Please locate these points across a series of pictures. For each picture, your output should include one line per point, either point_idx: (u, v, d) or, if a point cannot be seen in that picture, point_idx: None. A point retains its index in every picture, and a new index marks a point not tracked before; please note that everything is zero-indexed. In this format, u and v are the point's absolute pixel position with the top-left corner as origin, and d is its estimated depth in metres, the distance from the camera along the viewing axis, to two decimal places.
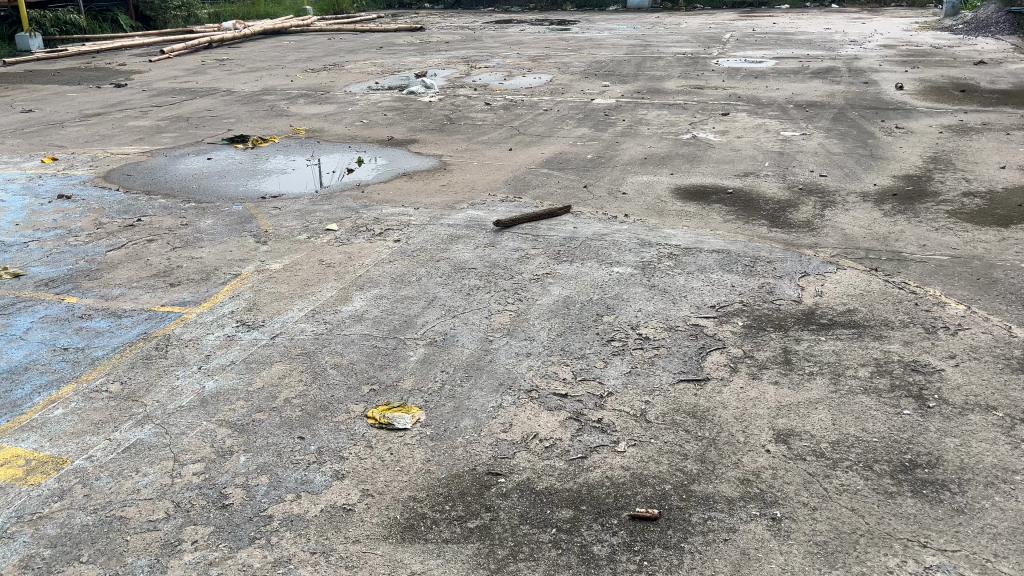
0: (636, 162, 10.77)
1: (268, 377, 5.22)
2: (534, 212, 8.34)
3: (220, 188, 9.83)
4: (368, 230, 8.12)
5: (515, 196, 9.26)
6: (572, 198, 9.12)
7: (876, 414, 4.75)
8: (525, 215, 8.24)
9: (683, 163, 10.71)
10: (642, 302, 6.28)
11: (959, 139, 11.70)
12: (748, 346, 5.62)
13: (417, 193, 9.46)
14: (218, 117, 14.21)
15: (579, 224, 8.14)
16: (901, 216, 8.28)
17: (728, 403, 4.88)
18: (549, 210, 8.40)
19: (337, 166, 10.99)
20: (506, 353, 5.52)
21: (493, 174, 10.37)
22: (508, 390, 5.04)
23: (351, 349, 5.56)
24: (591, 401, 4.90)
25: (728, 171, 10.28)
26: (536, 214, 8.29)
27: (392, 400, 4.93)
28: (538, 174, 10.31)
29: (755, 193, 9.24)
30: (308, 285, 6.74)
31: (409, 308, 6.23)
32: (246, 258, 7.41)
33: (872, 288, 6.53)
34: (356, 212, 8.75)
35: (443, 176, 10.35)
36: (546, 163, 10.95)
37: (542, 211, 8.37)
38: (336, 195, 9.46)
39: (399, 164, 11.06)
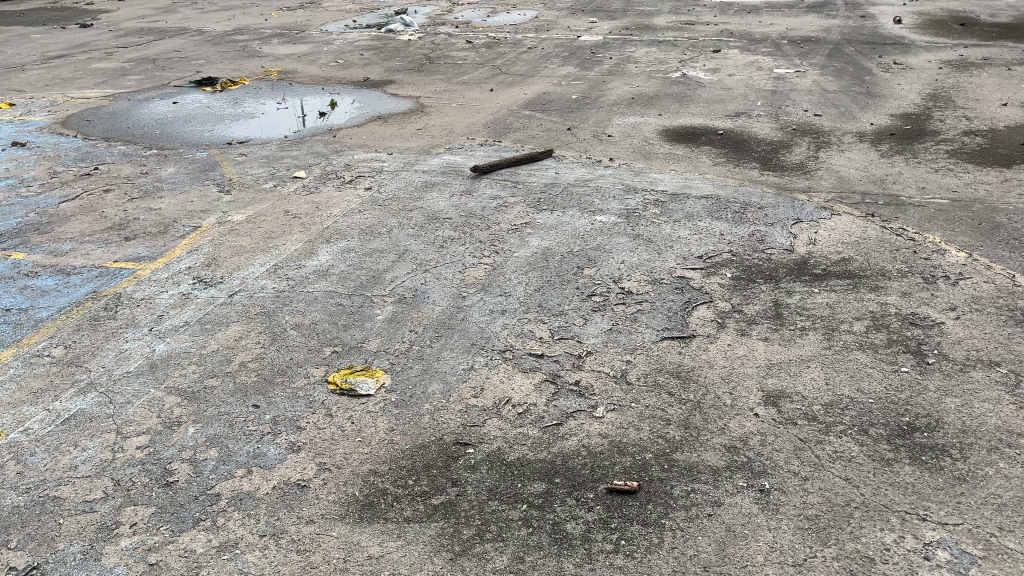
0: (623, 103, 10.30)
1: (224, 339, 4.88)
2: (515, 157, 7.92)
3: (184, 134, 9.33)
4: (338, 178, 7.70)
5: (496, 140, 8.82)
6: (555, 142, 8.69)
7: (872, 373, 4.44)
8: (506, 161, 7.83)
9: (671, 103, 10.25)
10: (626, 254, 5.94)
11: (958, 75, 11.25)
12: (736, 300, 5.30)
13: (392, 137, 9.01)
14: (187, 59, 13.58)
15: (562, 169, 7.74)
16: (898, 158, 7.89)
17: (715, 362, 4.57)
18: (530, 155, 7.99)
19: (309, 110, 10.48)
20: (479, 310, 5.19)
21: (474, 116, 9.90)
22: (481, 350, 4.72)
23: (314, 308, 5.22)
24: (569, 362, 4.58)
25: (718, 111, 9.83)
26: (516, 159, 7.88)
27: (355, 363, 4.60)
28: (520, 116, 9.85)
29: (746, 134, 8.83)
30: (272, 238, 6.36)
31: (379, 261, 5.87)
32: (208, 208, 7.00)
33: (868, 235, 6.18)
34: (327, 158, 8.32)
35: (421, 119, 9.87)
36: (528, 103, 10.46)
37: (523, 156, 7.96)
38: (307, 140, 8.99)
39: (374, 107, 10.56)
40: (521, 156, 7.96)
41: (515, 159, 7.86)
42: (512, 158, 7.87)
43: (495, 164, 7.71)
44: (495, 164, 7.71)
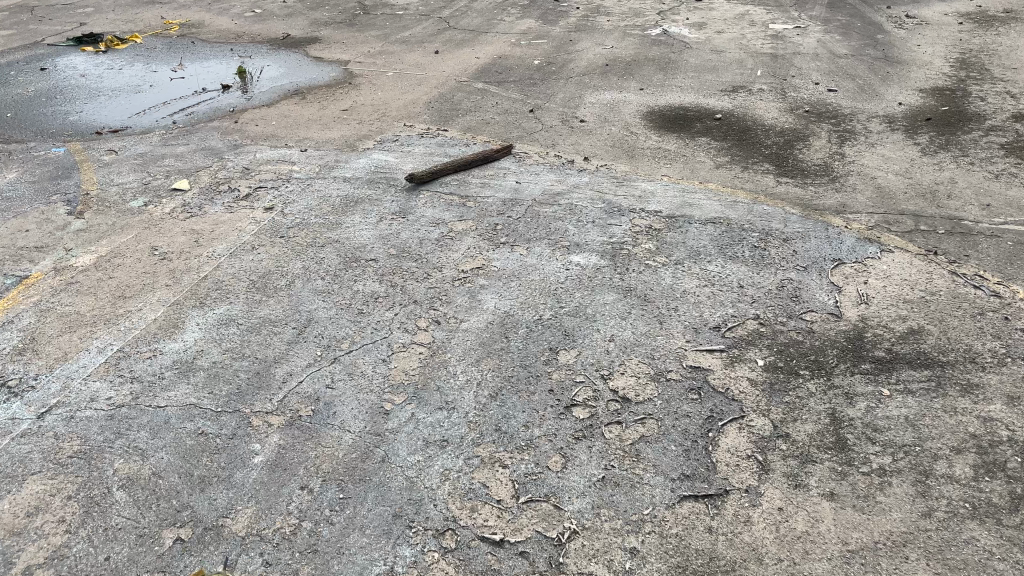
0: (596, 72, 8.51)
1: (10, 513, 3.17)
2: (462, 160, 6.19)
3: (42, 120, 7.35)
4: (231, 191, 5.89)
5: (440, 127, 7.02)
6: (514, 131, 6.93)
7: (1006, 572, 2.89)
8: (451, 165, 6.08)
9: (654, 71, 8.49)
10: (615, 326, 4.30)
11: (985, 33, 9.59)
12: (778, 411, 3.70)
13: (309, 124, 7.16)
14: (72, 8, 11.33)
15: (524, 178, 6.02)
16: (944, 155, 6.29)
17: (765, 551, 2.99)
18: (482, 156, 6.25)
19: (210, 82, 8.50)
20: (409, 441, 3.53)
21: (413, 91, 8.04)
22: (407, 532, 3.08)
23: (162, 441, 3.52)
24: (542, 556, 2.97)
25: (711, 85, 8.10)
26: (465, 163, 6.14)
27: (208, 567, 2.94)
28: (471, 90, 8.01)
29: (750, 119, 7.15)
30: (124, 298, 4.59)
31: (269, 344, 4.16)
32: (45, 245, 5.18)
33: (936, 285, 4.59)
34: (221, 157, 6.47)
35: (347, 93, 7.97)
36: (481, 71, 8.60)
37: (473, 159, 6.23)
38: (199, 129, 7.09)
39: (292, 76, 8.60)
40: (470, 158, 6.22)
41: (463, 164, 6.12)
42: (459, 162, 6.13)
43: (437, 170, 5.96)
44: (436, 170, 5.97)
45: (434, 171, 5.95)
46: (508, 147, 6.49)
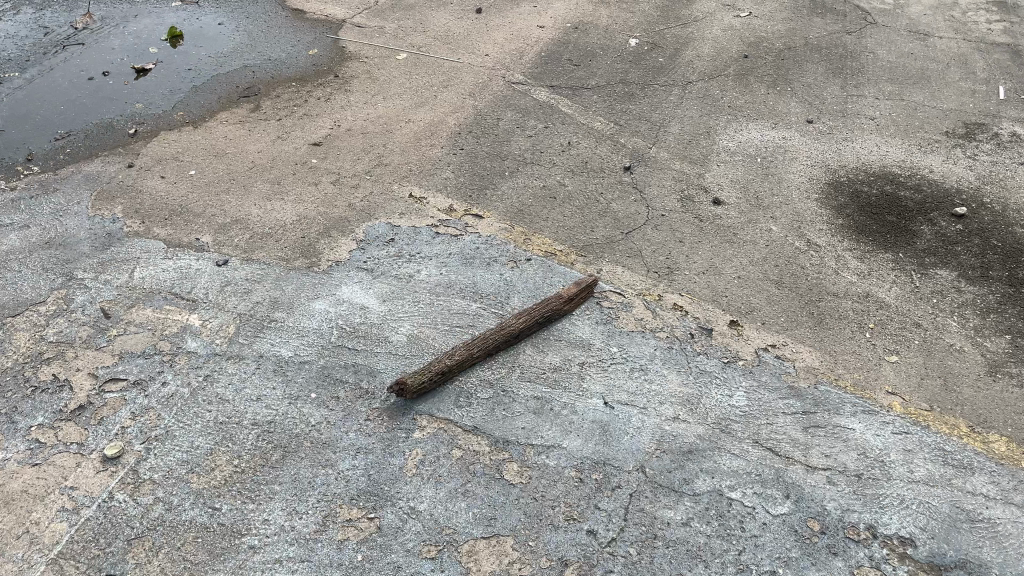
0: (731, 74, 5.34)
1: None
2: (501, 325, 3.31)
3: None
4: (59, 388, 3.08)
5: (470, 212, 4.06)
6: (599, 234, 3.96)
7: None
8: (478, 340, 3.22)
9: (824, 80, 5.29)
10: None
11: None
12: None
13: (251, 185, 4.24)
14: None
15: (619, 390, 3.12)
16: None
17: None
18: (534, 311, 3.37)
19: (122, 57, 5.49)
20: None
21: (435, 103, 4.99)
22: None
23: None
24: None
25: (924, 116, 4.92)
26: (504, 332, 3.26)
27: None
28: (530, 107, 4.95)
29: (1016, 222, 4.05)
30: None
31: None
32: None
33: None
34: (73, 270, 3.62)
35: (328, 105, 4.96)
36: (547, 60, 5.47)
37: (518, 318, 3.34)
38: (65, 182, 4.22)
39: (250, 51, 5.54)
40: (513, 320, 3.34)
41: (500, 336, 3.25)
42: (492, 331, 3.27)
43: (451, 360, 3.11)
44: (450, 359, 3.12)
45: (447, 363, 3.10)
46: (585, 284, 3.55)
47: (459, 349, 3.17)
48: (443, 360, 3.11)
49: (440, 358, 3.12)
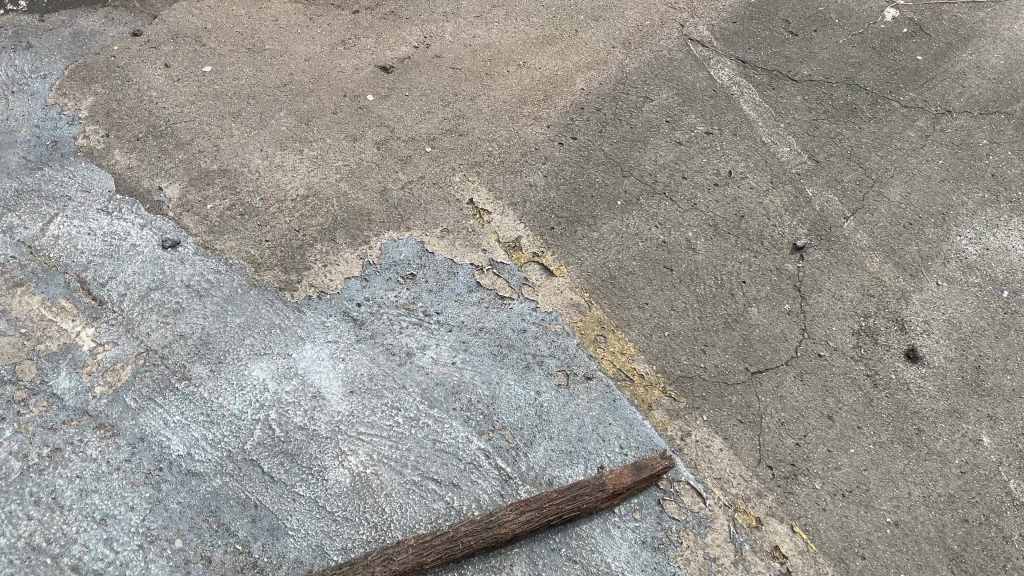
0: (1017, 114, 3.54)
1: None
2: (491, 513, 2.12)
3: None
4: None
5: (541, 259, 2.75)
6: (713, 360, 2.59)
7: None
8: (443, 535, 2.06)
9: None
10: None
11: None
12: None
13: (270, 113, 3.04)
14: None
15: None
16: None
17: None
18: (550, 503, 2.14)
19: None
20: None
21: (570, 46, 3.52)
22: None
23: None
24: None
25: None
26: (489, 533, 2.07)
27: None
28: (697, 91, 3.40)
29: None
30: None
31: None
32: None
33: None
34: None
35: (429, 6, 3.58)
36: (752, 14, 3.81)
37: (522, 508, 2.13)
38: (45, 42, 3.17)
39: None
40: (512, 508, 2.13)
41: (480, 538, 2.06)
42: (472, 524, 2.08)
43: (385, 568, 1.98)
44: (385, 565, 1.98)
45: (377, 572, 1.97)
46: (649, 469, 2.25)
47: (407, 545, 2.03)
48: (374, 564, 1.98)
49: (372, 557, 2.00)
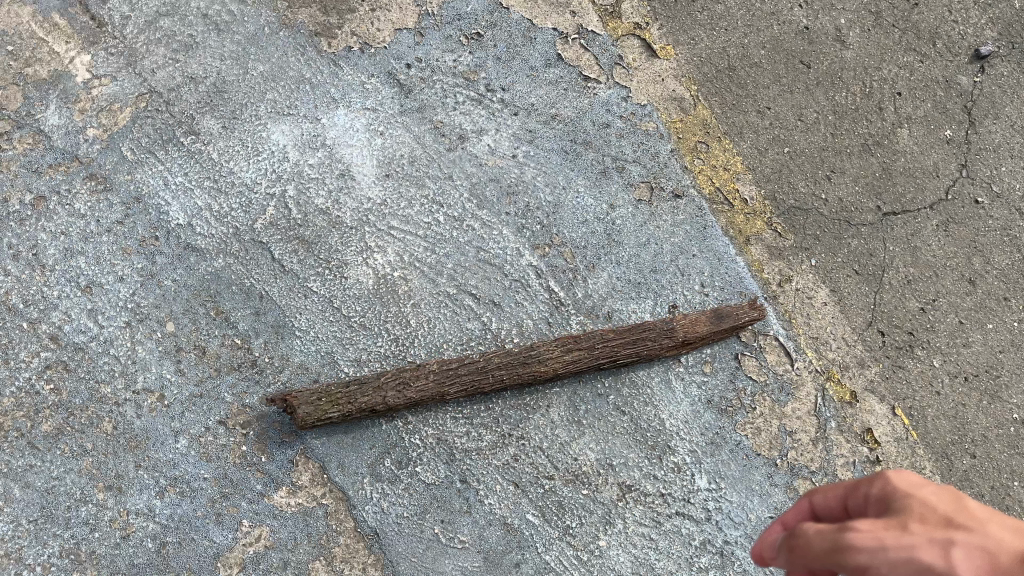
0: None
1: None
2: (531, 344, 1.76)
3: None
4: None
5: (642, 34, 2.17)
6: (838, 191, 2.06)
7: None
8: (470, 362, 1.72)
9: None
10: None
11: None
12: None
13: None
14: None
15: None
16: None
17: None
18: (605, 343, 1.76)
19: None
20: None
21: None
22: None
23: None
24: None
25: None
26: (526, 368, 1.73)
27: None
28: None
29: None
30: None
31: None
32: None
33: None
34: None
35: None
36: None
37: (570, 344, 1.76)
38: None
39: None
40: (557, 341, 1.77)
41: (514, 373, 1.72)
42: (507, 355, 1.74)
43: (397, 393, 1.68)
44: (398, 390, 1.68)
45: (387, 395, 1.68)
46: (732, 317, 1.83)
47: (427, 369, 1.71)
48: (385, 386, 1.69)
49: (384, 377, 1.69)
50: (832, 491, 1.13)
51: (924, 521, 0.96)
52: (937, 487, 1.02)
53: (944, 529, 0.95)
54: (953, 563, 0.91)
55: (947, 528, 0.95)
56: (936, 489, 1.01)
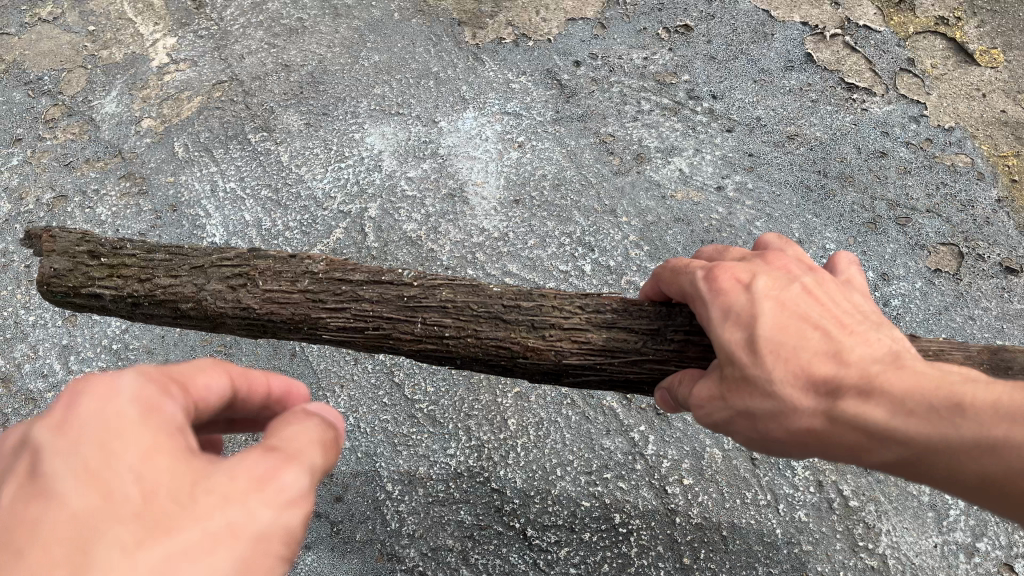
0: None
1: None
2: (534, 285, 0.82)
3: None
4: None
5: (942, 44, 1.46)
6: None
7: None
8: (399, 291, 0.83)
9: None
10: None
11: None
12: None
13: None
14: None
15: None
16: None
17: None
18: (690, 330, 0.76)
19: None
20: None
21: None
22: None
23: None
24: None
25: None
26: (499, 331, 0.80)
27: None
28: None
29: None
30: None
31: None
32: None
33: None
34: None
35: None
36: None
37: (613, 312, 0.80)
38: None
39: None
40: (594, 297, 0.81)
41: (469, 331, 0.80)
42: (471, 291, 0.82)
43: (225, 293, 0.84)
44: (228, 287, 0.85)
45: (207, 291, 0.85)
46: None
47: (304, 269, 0.85)
48: (210, 272, 0.86)
49: (218, 256, 0.87)
50: (668, 283, 0.74)
51: (719, 380, 0.67)
52: (737, 288, 0.66)
53: (733, 391, 0.65)
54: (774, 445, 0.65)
55: (741, 394, 0.65)
56: (734, 302, 0.66)
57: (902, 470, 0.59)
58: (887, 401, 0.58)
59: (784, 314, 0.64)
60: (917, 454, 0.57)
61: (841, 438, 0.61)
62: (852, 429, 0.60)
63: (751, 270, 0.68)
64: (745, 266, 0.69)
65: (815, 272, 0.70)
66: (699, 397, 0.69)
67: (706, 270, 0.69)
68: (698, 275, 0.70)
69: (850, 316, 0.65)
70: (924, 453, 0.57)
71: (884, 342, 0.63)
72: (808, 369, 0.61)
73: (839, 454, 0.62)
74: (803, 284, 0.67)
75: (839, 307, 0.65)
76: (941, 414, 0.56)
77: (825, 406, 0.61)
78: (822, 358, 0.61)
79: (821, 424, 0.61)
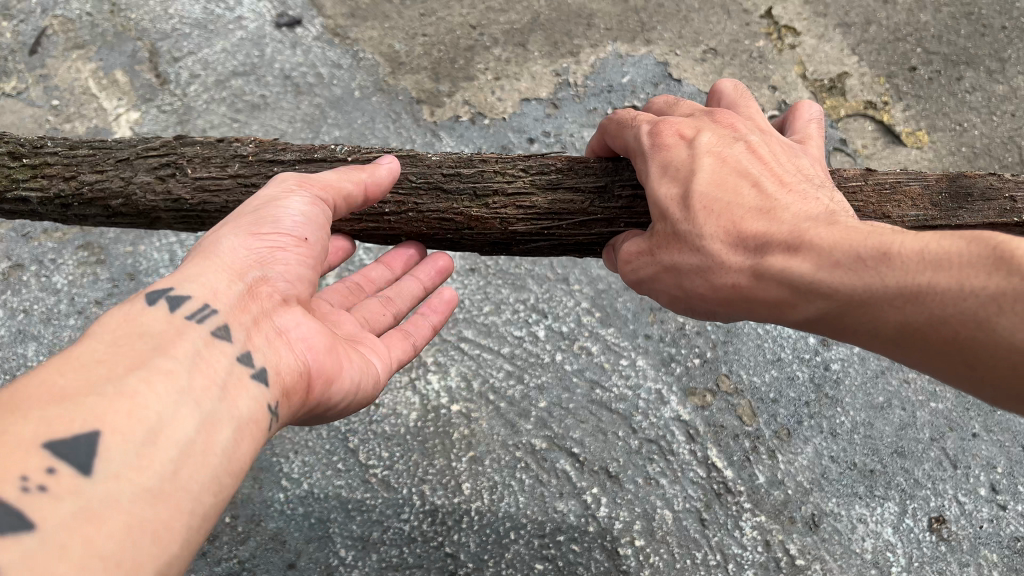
0: None
1: None
2: (473, 153, 0.94)
3: None
4: None
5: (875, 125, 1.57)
6: None
7: None
8: (334, 165, 0.96)
9: None
10: None
11: None
12: None
13: None
14: None
15: None
16: None
17: None
18: (635, 186, 0.91)
19: None
20: None
21: None
22: None
23: None
24: None
25: None
26: (440, 201, 0.93)
27: None
28: None
29: None
30: None
31: None
32: None
33: None
34: None
35: None
36: None
37: (556, 175, 0.93)
38: None
39: None
40: (533, 161, 0.94)
41: (411, 205, 0.93)
42: (411, 164, 0.94)
43: (155, 184, 0.94)
44: (157, 179, 0.94)
45: (135, 183, 0.95)
46: (908, 204, 0.93)
47: (235, 156, 0.95)
48: (136, 166, 0.95)
49: (143, 148, 0.96)
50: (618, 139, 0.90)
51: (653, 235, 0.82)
52: (677, 149, 0.81)
53: (668, 248, 0.79)
54: (698, 299, 0.79)
55: (670, 245, 0.79)
56: (677, 158, 0.81)
57: (826, 324, 0.70)
58: (810, 255, 0.70)
59: (718, 170, 0.78)
60: (837, 301, 0.68)
61: (766, 293, 0.73)
62: (775, 282, 0.72)
63: (695, 128, 0.84)
64: (693, 125, 0.84)
65: (760, 133, 0.86)
66: (632, 253, 0.84)
67: (651, 126, 0.85)
68: (644, 129, 0.85)
69: (781, 173, 0.79)
70: (848, 303, 0.67)
71: (807, 205, 0.76)
72: (734, 224, 0.75)
73: (762, 308, 0.75)
74: (744, 143, 0.82)
75: (771, 164, 0.80)
76: (857, 266, 0.66)
77: (750, 262, 0.73)
78: (750, 218, 0.75)
79: (745, 280, 0.74)
